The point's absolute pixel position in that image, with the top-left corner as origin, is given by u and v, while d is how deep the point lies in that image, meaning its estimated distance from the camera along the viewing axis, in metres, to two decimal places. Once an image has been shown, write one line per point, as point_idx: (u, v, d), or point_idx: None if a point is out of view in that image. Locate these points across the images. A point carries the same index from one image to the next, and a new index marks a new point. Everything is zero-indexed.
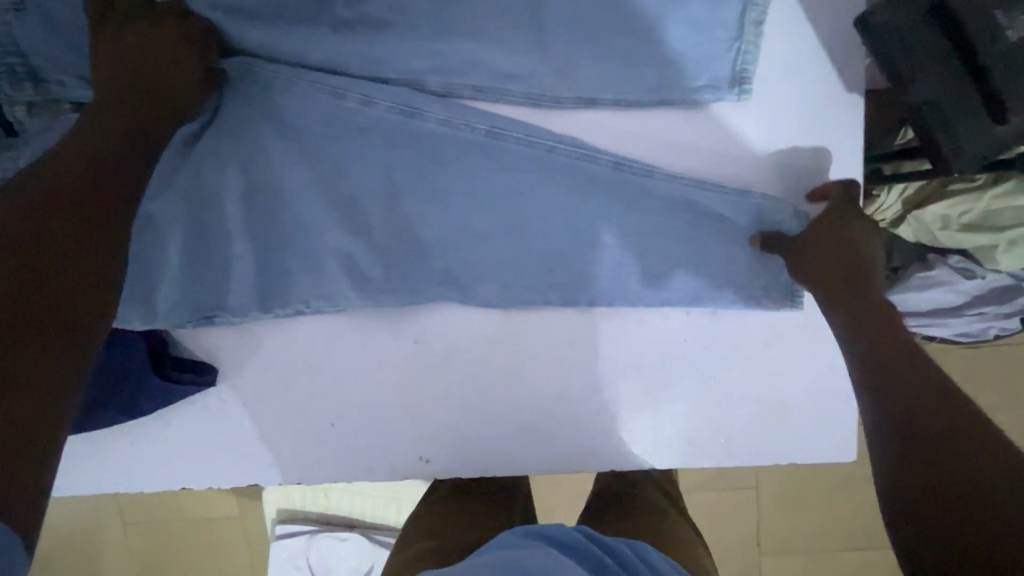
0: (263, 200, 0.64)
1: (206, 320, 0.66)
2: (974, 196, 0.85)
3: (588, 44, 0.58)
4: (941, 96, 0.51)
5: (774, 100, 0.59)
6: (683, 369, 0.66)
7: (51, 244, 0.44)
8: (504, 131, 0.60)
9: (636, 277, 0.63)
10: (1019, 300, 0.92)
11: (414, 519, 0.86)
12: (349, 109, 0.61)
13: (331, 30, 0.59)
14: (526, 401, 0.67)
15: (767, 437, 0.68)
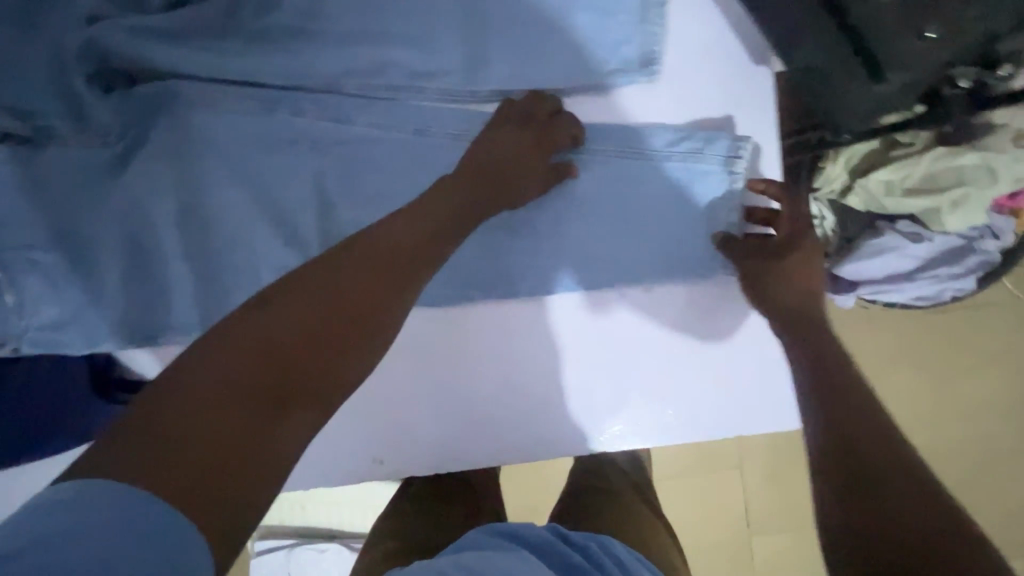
0: (197, 216, 0.63)
1: (145, 338, 0.62)
2: (912, 160, 0.86)
3: (497, 40, 0.60)
4: (817, 59, 0.52)
5: (691, 75, 0.61)
6: (635, 351, 0.64)
7: (344, 299, 0.45)
8: (430, 129, 0.61)
9: (576, 262, 0.63)
10: (968, 260, 0.94)
11: (383, 521, 0.85)
12: (273, 119, 0.61)
13: (246, 42, 0.60)
14: (473, 395, 0.65)
15: (726, 413, 0.65)
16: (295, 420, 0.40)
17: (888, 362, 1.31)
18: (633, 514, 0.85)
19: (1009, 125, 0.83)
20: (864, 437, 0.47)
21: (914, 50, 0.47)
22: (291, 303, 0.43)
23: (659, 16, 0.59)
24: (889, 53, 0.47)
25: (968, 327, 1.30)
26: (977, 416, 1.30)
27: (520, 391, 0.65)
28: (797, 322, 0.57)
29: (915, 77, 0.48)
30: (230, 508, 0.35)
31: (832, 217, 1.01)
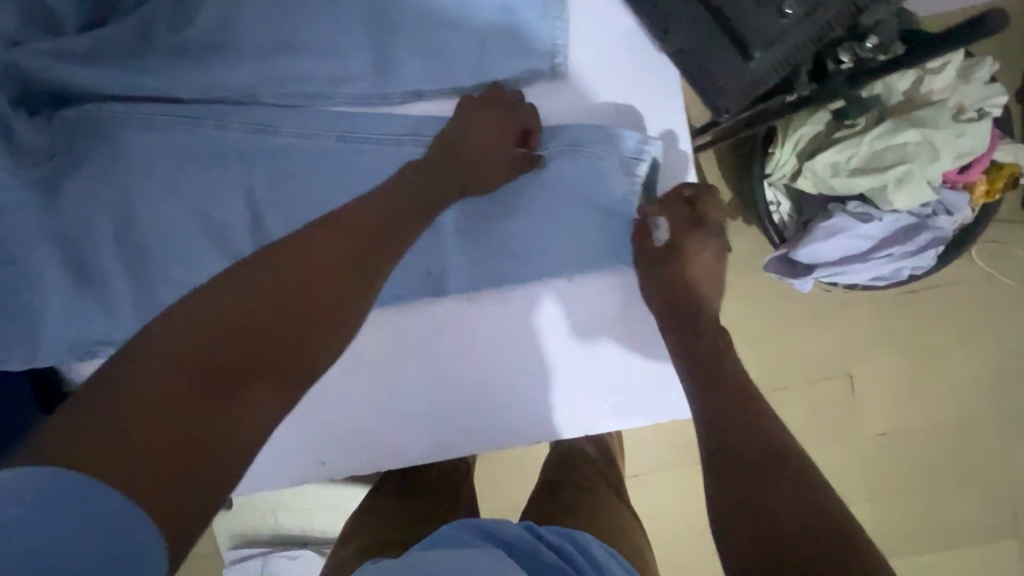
0: (132, 231, 0.63)
1: (89, 352, 0.64)
2: (855, 141, 0.88)
3: (406, 43, 0.62)
4: (694, 43, 0.59)
5: (596, 67, 0.62)
6: (561, 344, 0.65)
7: (312, 288, 0.46)
8: (351, 133, 0.62)
9: (500, 257, 0.65)
10: (920, 236, 0.92)
11: (356, 516, 0.84)
12: (196, 132, 0.63)
13: (165, 58, 0.62)
14: (407, 396, 0.66)
15: (654, 400, 0.65)
16: (261, 405, 0.42)
17: (861, 345, 1.30)
18: (596, 502, 0.85)
19: (947, 104, 0.85)
20: (744, 451, 0.52)
21: (774, 28, 0.56)
22: (259, 288, 0.45)
23: (563, 15, 0.61)
24: (754, 30, 0.57)
25: (942, 307, 1.29)
26: (953, 393, 1.30)
27: (456, 386, 0.65)
28: (688, 333, 0.62)
29: (779, 55, 0.57)
30: (192, 489, 0.38)
31: (787, 203, 1.03)
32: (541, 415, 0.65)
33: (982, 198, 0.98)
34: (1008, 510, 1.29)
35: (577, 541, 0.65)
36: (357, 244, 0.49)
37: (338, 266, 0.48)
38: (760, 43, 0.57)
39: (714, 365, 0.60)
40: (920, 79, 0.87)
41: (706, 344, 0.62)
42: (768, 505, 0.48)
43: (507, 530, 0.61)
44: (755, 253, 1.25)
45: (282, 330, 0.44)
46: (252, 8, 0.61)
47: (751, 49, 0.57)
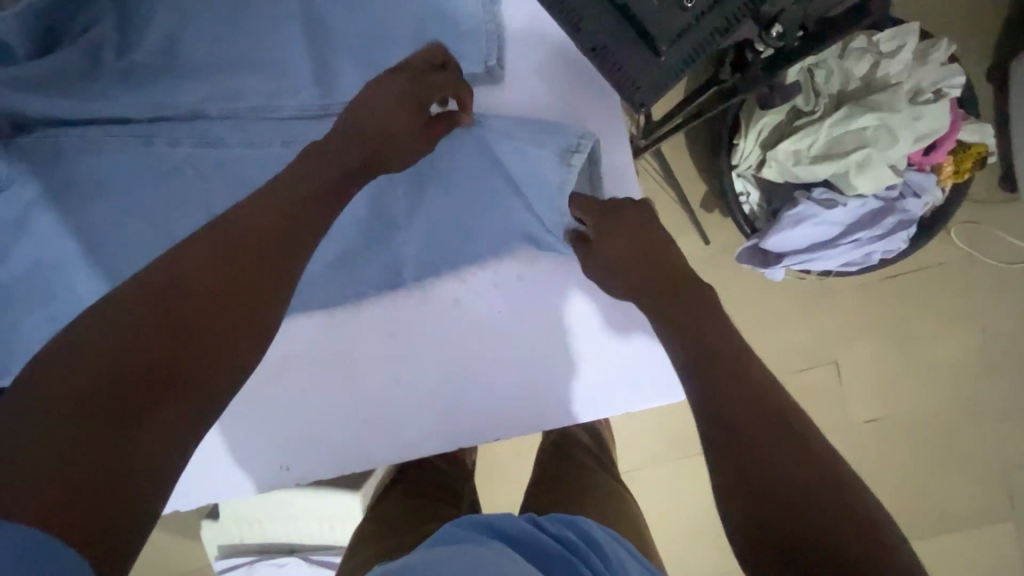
0: (99, 249, 0.66)
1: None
2: (813, 128, 0.88)
3: (344, 55, 0.65)
4: (605, 38, 0.58)
5: (527, 73, 0.66)
6: (502, 339, 0.69)
7: (201, 312, 0.49)
8: (299, 142, 0.65)
9: (444, 262, 0.68)
10: (887, 220, 0.92)
11: (366, 524, 0.84)
12: (150, 151, 0.65)
13: (111, 79, 0.64)
14: (366, 396, 0.69)
15: (591, 388, 0.70)
16: (167, 425, 0.45)
17: (846, 330, 1.29)
18: (595, 491, 0.82)
19: (902, 88, 0.86)
20: (740, 420, 0.51)
21: (680, 23, 0.55)
22: (137, 318, 0.46)
23: (496, 26, 0.65)
24: (658, 26, 0.55)
25: (925, 289, 1.28)
26: (941, 375, 1.29)
27: (414, 387, 0.69)
28: (665, 300, 0.62)
29: (687, 49, 0.56)
30: (112, 513, 0.40)
31: (757, 193, 1.01)
32: (490, 407, 0.70)
33: (951, 177, 0.97)
34: (1003, 489, 1.28)
35: (581, 526, 0.65)
36: (241, 263, 0.52)
37: (216, 285, 0.50)
38: (666, 39, 0.56)
39: (700, 329, 0.59)
40: (876, 64, 0.88)
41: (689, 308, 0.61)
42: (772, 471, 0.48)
43: (510, 523, 0.62)
44: (731, 244, 1.25)
45: (171, 354, 0.46)
46: (194, 27, 0.64)
47: (657, 43, 0.56)
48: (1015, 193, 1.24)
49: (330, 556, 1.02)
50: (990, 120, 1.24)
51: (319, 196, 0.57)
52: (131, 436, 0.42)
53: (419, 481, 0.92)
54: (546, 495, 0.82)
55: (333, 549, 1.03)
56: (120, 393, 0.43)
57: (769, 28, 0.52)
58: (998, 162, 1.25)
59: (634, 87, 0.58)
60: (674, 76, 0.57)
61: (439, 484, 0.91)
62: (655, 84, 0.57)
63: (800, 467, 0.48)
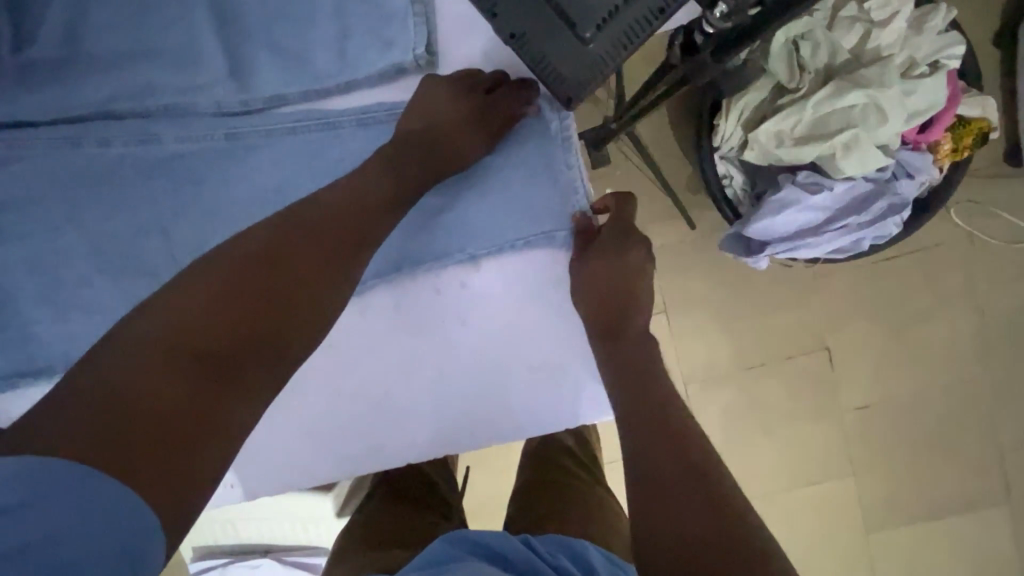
0: (18, 260, 0.63)
1: (8, 385, 0.63)
2: (798, 107, 0.81)
3: (261, 46, 0.61)
4: (522, 25, 0.54)
5: (465, 40, 0.62)
6: (450, 349, 0.64)
7: (274, 296, 0.49)
8: (241, 130, 0.62)
9: (377, 262, 0.64)
10: (877, 205, 0.86)
11: (345, 533, 0.79)
12: (65, 153, 0.62)
13: (12, 80, 0.60)
14: (305, 410, 0.66)
15: (545, 400, 0.65)
16: (242, 399, 0.46)
17: (839, 315, 1.24)
18: (584, 499, 0.79)
19: (894, 60, 0.79)
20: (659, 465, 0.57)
21: (604, 6, 0.52)
22: (221, 290, 0.48)
23: (425, 10, 0.60)
24: (583, 11, 0.52)
25: (922, 271, 1.22)
26: (937, 359, 1.24)
27: (356, 399, 0.65)
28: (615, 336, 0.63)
29: (614, 36, 0.52)
30: (173, 489, 0.41)
31: (740, 175, 0.95)
32: (439, 420, 0.65)
33: (949, 156, 0.90)
34: (999, 474, 1.25)
35: (576, 550, 0.63)
36: (308, 244, 0.52)
37: (292, 256, 0.51)
38: (590, 24, 0.52)
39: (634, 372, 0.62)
40: (867, 35, 0.81)
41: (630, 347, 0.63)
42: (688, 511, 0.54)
43: (501, 540, 0.61)
44: (715, 228, 1.19)
45: (244, 327, 0.47)
46: (96, 21, 0.60)
47: (583, 31, 0.52)
48: (1017, 167, 1.17)
49: (304, 557, 1.01)
50: (993, 89, 1.15)
51: (391, 180, 0.58)
52: (198, 415, 0.43)
53: (395, 480, 0.86)
54: (539, 505, 0.79)
55: (306, 550, 1.02)
56: (190, 366, 0.44)
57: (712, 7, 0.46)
58: (1001, 135, 1.17)
59: (561, 80, 0.54)
60: (601, 69, 0.53)
61: (425, 485, 0.87)
62: (581, 76, 0.54)
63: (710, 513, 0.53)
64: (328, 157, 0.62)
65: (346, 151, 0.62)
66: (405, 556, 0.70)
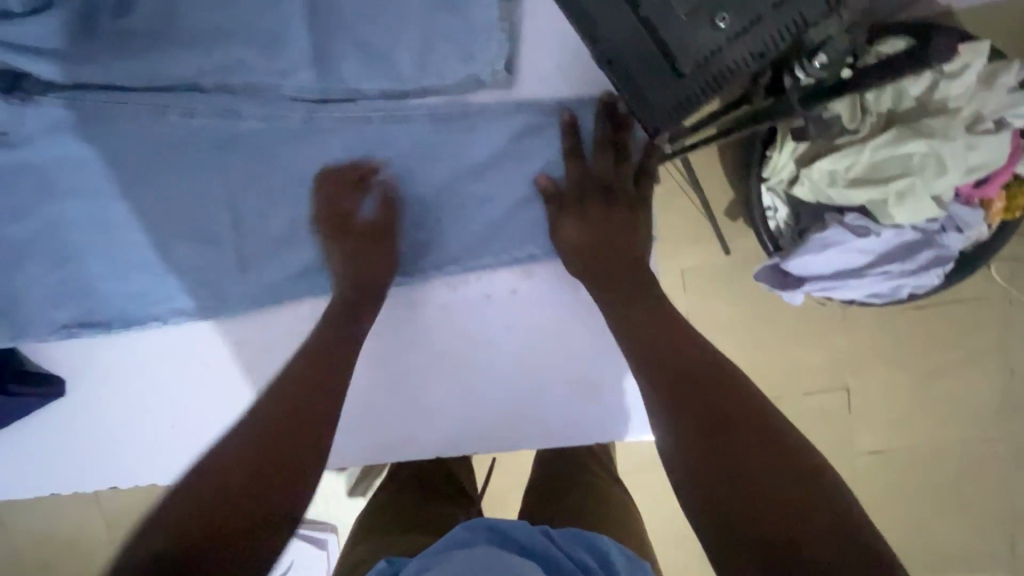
0: (91, 215, 0.66)
1: (69, 333, 0.67)
2: (856, 149, 0.81)
3: (345, 36, 0.62)
4: (620, 52, 0.54)
5: (542, 54, 0.62)
6: (489, 352, 0.65)
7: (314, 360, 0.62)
8: (318, 113, 0.64)
9: (430, 256, 0.65)
10: (922, 255, 0.86)
11: (368, 514, 0.81)
12: (146, 118, 0.64)
13: (104, 44, 0.62)
14: (343, 394, 0.67)
15: (576, 414, 0.66)
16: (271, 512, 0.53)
17: (864, 356, 1.23)
18: (601, 499, 0.80)
19: (960, 113, 0.79)
20: (716, 424, 0.51)
21: (708, 44, 0.52)
22: (243, 446, 0.57)
23: (509, 27, 0.62)
24: (685, 45, 0.52)
25: (955, 324, 1.21)
26: (958, 414, 1.23)
27: (393, 390, 0.67)
28: (638, 302, 0.61)
29: (711, 74, 0.53)
30: None
31: (785, 209, 0.95)
32: (471, 420, 0.67)
33: (1001, 214, 0.89)
34: (1005, 538, 1.24)
35: (595, 546, 0.64)
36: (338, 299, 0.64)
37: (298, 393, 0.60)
38: (690, 60, 0.52)
39: (663, 346, 0.58)
40: (935, 84, 0.80)
41: (655, 316, 0.60)
42: (750, 475, 0.48)
43: (527, 535, 0.62)
44: (751, 257, 1.19)
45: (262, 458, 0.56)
46: None
47: (680, 66, 0.53)
48: None
49: (310, 530, 1.03)
50: None
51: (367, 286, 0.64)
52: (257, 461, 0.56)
53: (415, 469, 0.88)
54: (558, 506, 0.80)
55: (311, 525, 1.04)
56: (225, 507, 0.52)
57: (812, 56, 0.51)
58: None
59: (648, 112, 0.55)
60: (691, 105, 0.54)
61: (446, 474, 0.89)
62: (670, 110, 0.55)
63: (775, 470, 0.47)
64: (397, 153, 0.64)
65: (416, 148, 0.64)
66: (420, 542, 0.72)
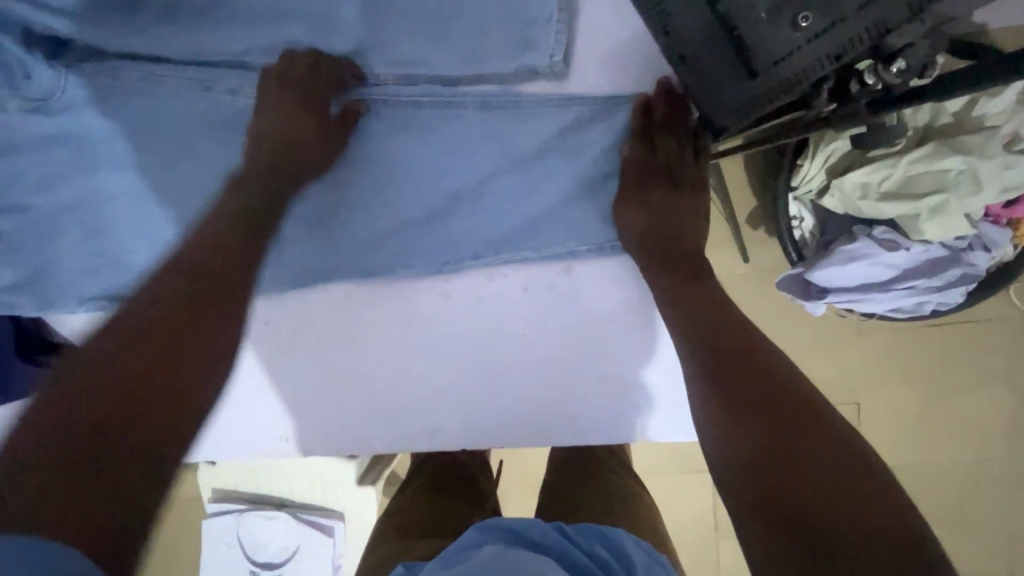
0: (131, 187, 0.66)
1: (99, 304, 0.67)
2: (891, 162, 0.81)
3: (397, 22, 0.61)
4: (693, 48, 0.55)
5: (595, 50, 0.62)
6: (521, 345, 0.65)
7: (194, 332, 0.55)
8: (366, 94, 0.64)
9: (467, 247, 0.65)
10: (950, 272, 0.86)
11: (388, 516, 0.81)
12: (192, 94, 0.63)
13: (156, 17, 0.62)
14: (371, 380, 0.67)
15: (603, 412, 0.66)
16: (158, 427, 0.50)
17: (875, 371, 1.23)
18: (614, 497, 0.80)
19: (1000, 132, 0.78)
20: (764, 404, 0.52)
21: (786, 44, 0.51)
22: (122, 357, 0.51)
23: (567, 22, 0.61)
24: (763, 44, 0.52)
25: (972, 342, 1.21)
26: (969, 433, 1.23)
27: (422, 380, 0.67)
28: (688, 283, 0.61)
29: (789, 74, 0.52)
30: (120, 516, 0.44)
31: (812, 219, 0.95)
32: (499, 414, 0.67)
33: None
34: (1007, 559, 1.24)
35: (611, 540, 0.64)
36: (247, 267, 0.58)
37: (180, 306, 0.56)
38: (766, 60, 0.52)
39: (708, 326, 0.58)
40: (975, 101, 0.80)
41: (702, 295, 0.60)
42: (796, 455, 0.48)
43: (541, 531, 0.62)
44: (773, 267, 1.18)
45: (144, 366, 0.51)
46: None
47: (755, 65, 0.53)
48: None
49: (318, 516, 1.03)
50: None
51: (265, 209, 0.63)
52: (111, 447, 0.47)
53: (435, 471, 0.89)
54: (571, 504, 0.80)
55: (320, 510, 1.03)
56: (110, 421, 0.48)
57: (889, 62, 0.49)
58: None
59: (717, 111, 0.56)
60: (762, 105, 0.54)
61: (465, 477, 0.89)
62: (740, 110, 0.55)
63: (823, 454, 0.47)
64: (443, 140, 0.64)
65: (461, 138, 0.63)
66: (436, 542, 0.72)
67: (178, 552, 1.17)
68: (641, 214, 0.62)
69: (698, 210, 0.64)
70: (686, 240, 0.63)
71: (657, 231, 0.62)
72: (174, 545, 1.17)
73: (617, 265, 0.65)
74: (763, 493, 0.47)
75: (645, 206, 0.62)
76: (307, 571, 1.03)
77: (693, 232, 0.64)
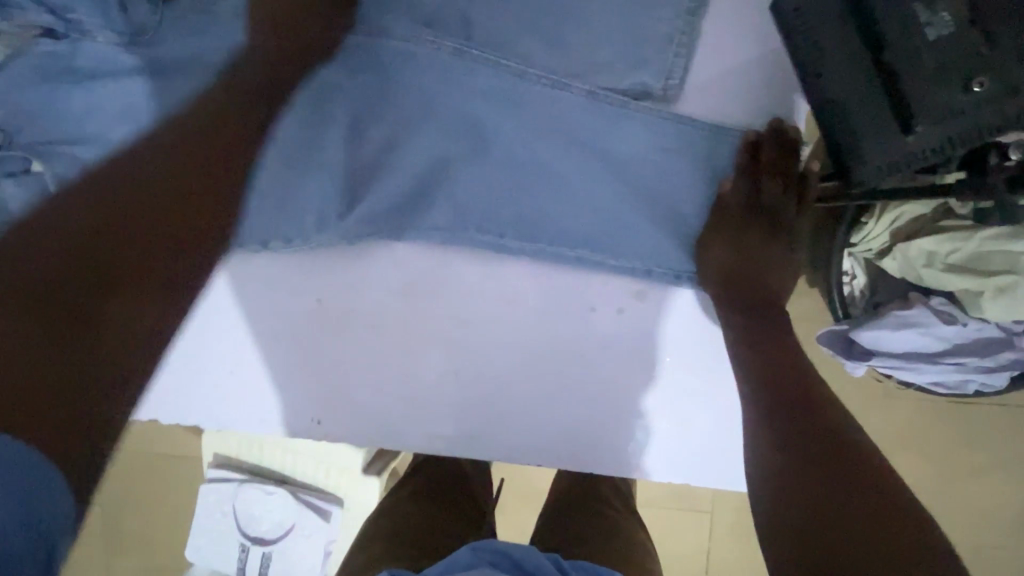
0: None
1: None
2: (962, 235, 0.80)
3: (515, 20, 0.61)
4: (842, 94, 0.55)
5: (708, 79, 0.61)
6: (576, 363, 0.64)
7: (136, 207, 0.52)
8: (468, 48, 0.60)
9: (539, 255, 0.63)
10: (1003, 355, 0.84)
11: (385, 516, 0.79)
12: (290, 54, 0.61)
13: None
14: (414, 373, 0.65)
15: (646, 443, 0.65)
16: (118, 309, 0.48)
17: (896, 441, 1.19)
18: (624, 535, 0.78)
19: None
20: (829, 459, 0.49)
21: (952, 104, 0.50)
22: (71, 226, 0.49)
23: (687, 47, 0.60)
24: (925, 106, 0.51)
25: (1006, 434, 1.17)
26: (983, 526, 1.19)
27: (470, 382, 0.65)
28: (759, 326, 0.59)
29: (945, 134, 0.51)
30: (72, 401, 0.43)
31: (863, 278, 0.92)
32: (541, 428, 0.65)
33: None
34: None
35: None
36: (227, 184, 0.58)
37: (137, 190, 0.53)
38: (926, 118, 0.51)
39: (777, 372, 0.56)
40: None
41: (772, 338, 0.58)
42: (860, 517, 0.45)
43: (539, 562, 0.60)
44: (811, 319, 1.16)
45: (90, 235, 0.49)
46: None
47: (913, 119, 0.51)
48: None
49: (316, 499, 1.00)
50: None
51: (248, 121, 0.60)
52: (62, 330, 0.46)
53: (443, 474, 0.87)
54: (579, 534, 0.78)
55: (318, 493, 1.01)
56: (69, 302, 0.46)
57: None
58: None
59: (859, 161, 0.55)
60: (910, 163, 0.53)
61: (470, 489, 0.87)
62: (885, 165, 0.54)
63: (895, 524, 0.44)
64: (536, 139, 0.62)
65: (556, 140, 0.62)
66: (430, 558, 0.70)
67: (167, 506, 1.16)
68: (727, 251, 0.60)
69: (789, 257, 0.62)
70: (763, 283, 0.61)
71: (739, 270, 0.60)
72: (162, 501, 1.16)
73: (687, 299, 0.63)
74: (820, 552, 0.44)
75: (735, 239, 0.61)
76: (298, 553, 1.01)
77: (773, 277, 0.62)
